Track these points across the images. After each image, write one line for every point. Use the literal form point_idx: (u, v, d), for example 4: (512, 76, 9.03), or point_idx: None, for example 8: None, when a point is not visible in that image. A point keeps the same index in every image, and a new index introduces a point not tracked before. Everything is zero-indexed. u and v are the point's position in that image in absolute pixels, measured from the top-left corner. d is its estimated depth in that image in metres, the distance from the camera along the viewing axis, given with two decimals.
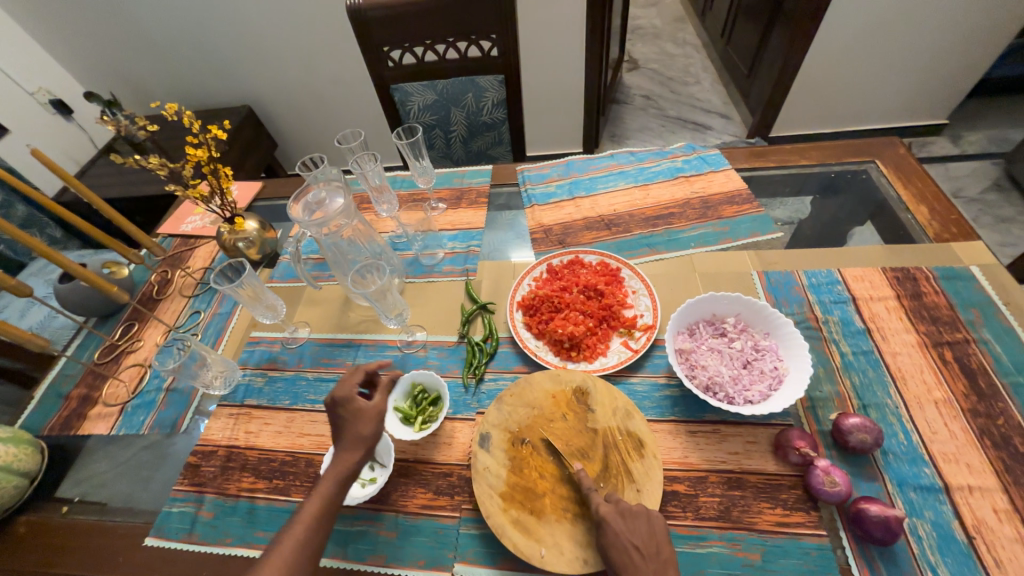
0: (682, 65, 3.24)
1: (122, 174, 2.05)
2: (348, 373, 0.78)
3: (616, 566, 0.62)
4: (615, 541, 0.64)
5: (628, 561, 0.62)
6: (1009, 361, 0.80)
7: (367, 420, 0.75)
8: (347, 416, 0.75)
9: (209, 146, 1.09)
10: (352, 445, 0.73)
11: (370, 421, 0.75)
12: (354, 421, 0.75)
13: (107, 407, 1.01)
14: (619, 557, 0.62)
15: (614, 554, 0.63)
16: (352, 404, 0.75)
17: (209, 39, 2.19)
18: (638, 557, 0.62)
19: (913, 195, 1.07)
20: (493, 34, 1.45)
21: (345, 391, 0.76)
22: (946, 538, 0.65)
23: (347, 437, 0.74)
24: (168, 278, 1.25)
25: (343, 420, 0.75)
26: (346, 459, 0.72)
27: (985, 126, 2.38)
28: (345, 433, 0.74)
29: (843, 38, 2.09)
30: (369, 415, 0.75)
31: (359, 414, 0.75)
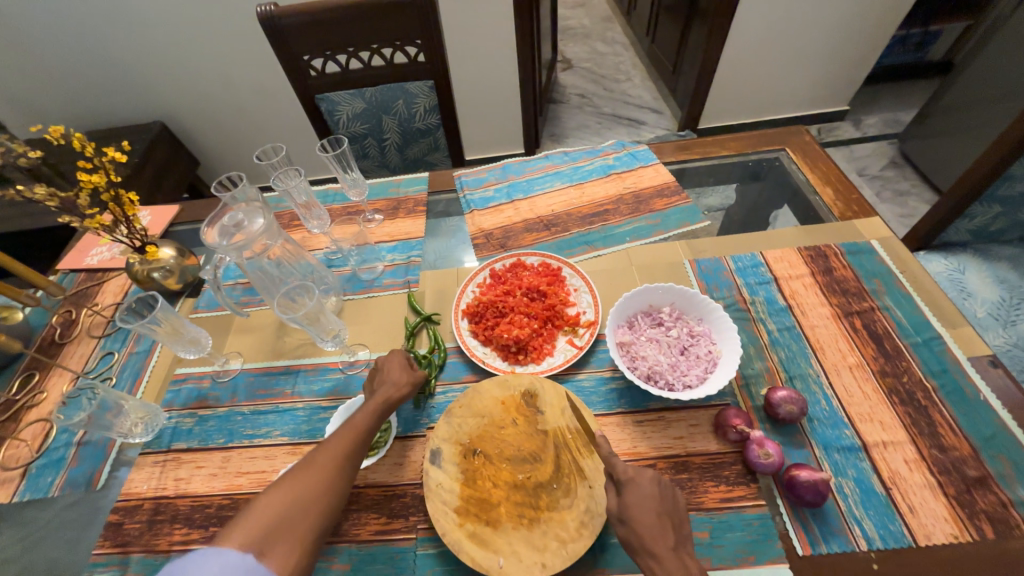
0: (613, 63, 3.35)
1: (14, 203, 1.83)
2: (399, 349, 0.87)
3: (640, 528, 0.63)
4: (642, 503, 0.64)
5: (654, 525, 0.63)
6: (908, 323, 0.89)
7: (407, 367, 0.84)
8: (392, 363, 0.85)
9: (107, 170, 0.99)
10: (394, 385, 0.81)
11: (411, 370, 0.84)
12: (395, 369, 0.84)
13: (6, 471, 0.89)
14: (644, 519, 0.63)
15: (638, 515, 0.64)
16: (398, 356, 0.86)
17: (108, 51, 2.00)
18: (663, 519, 0.64)
19: (820, 178, 1.17)
20: (419, 39, 1.43)
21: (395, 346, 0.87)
22: (868, 492, 0.71)
23: (387, 381, 0.81)
24: (73, 318, 1.12)
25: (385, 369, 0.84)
26: (384, 392, 0.79)
27: (879, 110, 2.64)
28: (385, 377, 0.83)
29: (754, 35, 2.24)
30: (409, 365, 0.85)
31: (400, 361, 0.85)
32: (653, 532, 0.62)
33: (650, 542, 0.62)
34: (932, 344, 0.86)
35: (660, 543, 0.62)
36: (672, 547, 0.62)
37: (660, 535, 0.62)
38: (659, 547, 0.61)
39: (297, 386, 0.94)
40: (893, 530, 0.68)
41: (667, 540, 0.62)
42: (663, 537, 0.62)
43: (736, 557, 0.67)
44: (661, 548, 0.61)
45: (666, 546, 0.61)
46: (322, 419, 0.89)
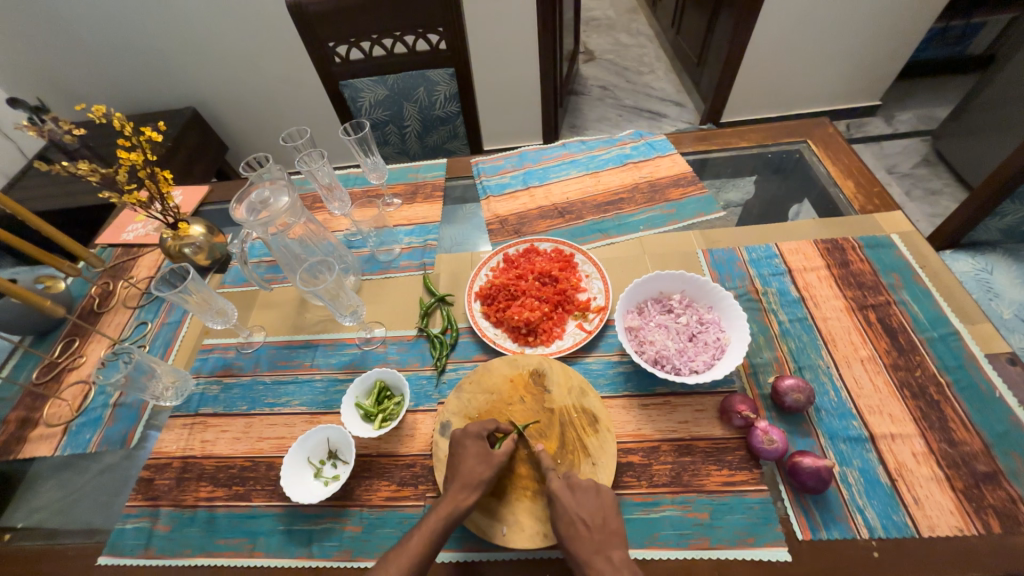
0: (636, 55, 3.30)
1: (57, 183, 1.93)
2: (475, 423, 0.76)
3: (563, 537, 0.65)
4: (563, 513, 0.66)
5: (574, 529, 0.65)
6: (925, 319, 0.88)
7: (480, 463, 0.72)
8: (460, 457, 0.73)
9: (144, 149, 1.03)
10: (462, 488, 0.70)
11: (485, 466, 0.72)
12: (469, 462, 0.72)
13: (50, 427, 0.96)
14: (566, 528, 0.65)
15: (561, 526, 0.65)
16: (470, 443, 0.74)
17: (144, 38, 2.08)
18: (586, 526, 0.65)
19: (842, 170, 1.15)
20: (440, 27, 1.45)
21: (471, 429, 0.75)
22: (872, 482, 0.71)
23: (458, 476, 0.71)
24: (111, 289, 1.19)
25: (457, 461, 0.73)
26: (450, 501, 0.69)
27: (913, 106, 2.55)
28: (455, 472, 0.72)
29: (782, 26, 2.19)
30: (483, 459, 0.72)
31: (472, 450, 0.73)
32: (574, 537, 0.64)
33: (574, 548, 0.63)
34: (949, 340, 0.84)
35: (584, 546, 0.63)
36: (595, 550, 0.63)
37: (582, 539, 0.64)
38: (581, 552, 0.63)
39: (317, 359, 0.99)
40: (896, 521, 0.68)
41: (590, 543, 0.63)
42: (585, 541, 0.64)
43: (734, 538, 0.69)
44: (584, 551, 0.63)
45: (587, 548, 0.63)
46: (339, 391, 0.93)
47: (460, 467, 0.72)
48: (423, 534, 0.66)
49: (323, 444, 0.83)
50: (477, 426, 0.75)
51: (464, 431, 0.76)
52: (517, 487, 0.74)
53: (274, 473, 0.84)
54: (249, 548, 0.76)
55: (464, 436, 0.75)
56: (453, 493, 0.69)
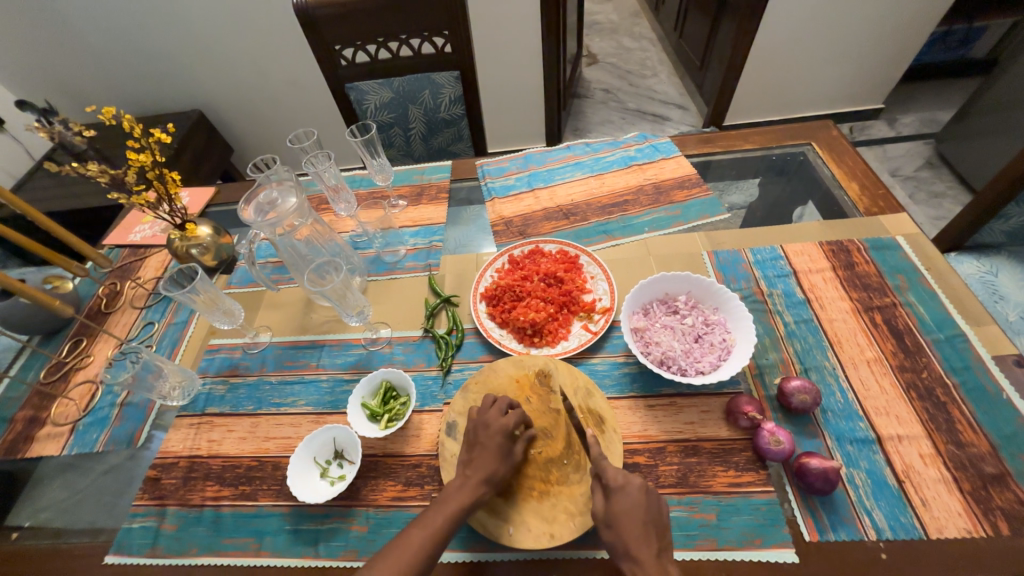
0: (638, 58, 3.32)
1: (64, 185, 1.95)
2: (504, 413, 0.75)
3: (623, 534, 0.63)
4: (631, 510, 0.64)
5: (639, 531, 0.63)
6: (931, 320, 0.88)
7: (500, 460, 0.72)
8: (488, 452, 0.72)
9: (153, 151, 1.04)
10: (482, 483, 0.70)
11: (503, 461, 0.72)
12: (491, 458, 0.71)
13: (57, 426, 0.97)
14: (630, 527, 0.63)
15: (624, 522, 0.64)
16: (495, 437, 0.72)
17: (151, 41, 2.10)
18: (648, 528, 0.63)
19: (846, 173, 1.15)
20: (446, 31, 1.46)
21: (494, 421, 0.74)
22: (879, 484, 0.71)
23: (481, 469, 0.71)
24: (117, 290, 1.20)
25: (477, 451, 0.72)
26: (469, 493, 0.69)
27: (916, 109, 2.55)
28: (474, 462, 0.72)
29: (785, 30, 2.19)
30: (502, 456, 0.72)
31: (496, 443, 0.72)
32: (636, 538, 0.63)
33: (633, 547, 0.62)
34: (955, 341, 0.84)
35: (645, 548, 0.62)
36: (655, 553, 0.62)
37: (644, 542, 0.62)
38: (641, 552, 0.62)
39: (322, 360, 0.99)
40: (904, 523, 0.67)
41: (650, 545, 0.62)
42: (647, 543, 0.62)
43: (741, 539, 0.68)
44: (645, 555, 0.61)
45: (648, 551, 0.62)
46: (345, 391, 0.93)
47: (481, 459, 0.71)
48: (442, 520, 0.67)
49: (329, 444, 0.84)
50: (505, 421, 0.74)
51: (490, 422, 0.74)
52: (524, 484, 0.74)
53: (280, 473, 0.84)
54: (256, 547, 0.76)
55: (488, 426, 0.74)
56: (471, 485, 0.70)
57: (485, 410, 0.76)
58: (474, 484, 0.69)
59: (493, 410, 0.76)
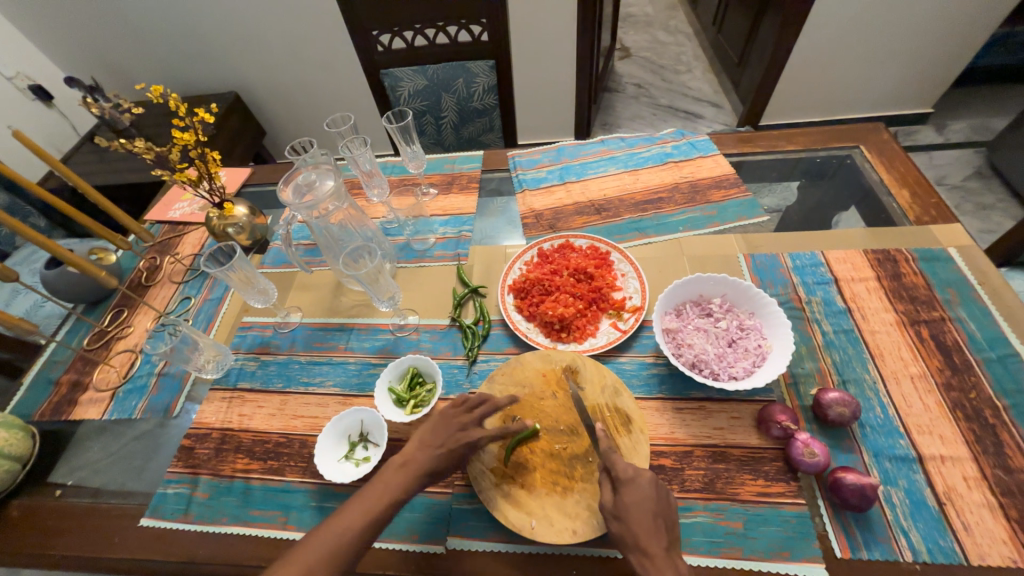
0: (674, 53, 3.23)
1: (107, 160, 2.02)
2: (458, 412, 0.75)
3: (632, 526, 0.62)
4: (639, 503, 0.63)
5: (648, 525, 0.62)
6: (982, 338, 0.83)
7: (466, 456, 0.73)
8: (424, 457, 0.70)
9: (196, 130, 1.06)
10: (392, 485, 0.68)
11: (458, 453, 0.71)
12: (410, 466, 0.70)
13: (98, 392, 1.01)
14: (638, 519, 0.62)
15: (631, 514, 0.63)
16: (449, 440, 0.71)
17: (192, 23, 2.14)
18: (658, 521, 0.62)
19: (896, 179, 1.10)
20: (484, 19, 1.44)
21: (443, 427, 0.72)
22: (918, 505, 0.68)
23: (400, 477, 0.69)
24: (157, 264, 1.24)
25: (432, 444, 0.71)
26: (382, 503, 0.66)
27: (969, 115, 2.42)
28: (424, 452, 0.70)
29: (832, 27, 2.10)
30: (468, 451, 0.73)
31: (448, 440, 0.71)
32: (647, 531, 0.61)
33: (642, 539, 0.61)
34: (1008, 362, 0.80)
35: (653, 540, 0.61)
36: (664, 548, 0.60)
37: (653, 536, 0.61)
38: (651, 545, 0.60)
39: (351, 343, 1.01)
40: (943, 546, 0.65)
41: (659, 540, 0.61)
42: (657, 537, 0.61)
43: (769, 551, 0.67)
44: (654, 548, 0.60)
45: (658, 545, 0.60)
46: (372, 374, 0.95)
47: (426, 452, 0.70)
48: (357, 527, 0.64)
49: (357, 425, 0.85)
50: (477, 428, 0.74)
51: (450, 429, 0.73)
52: (538, 476, 0.74)
53: (308, 451, 0.86)
54: (282, 521, 0.78)
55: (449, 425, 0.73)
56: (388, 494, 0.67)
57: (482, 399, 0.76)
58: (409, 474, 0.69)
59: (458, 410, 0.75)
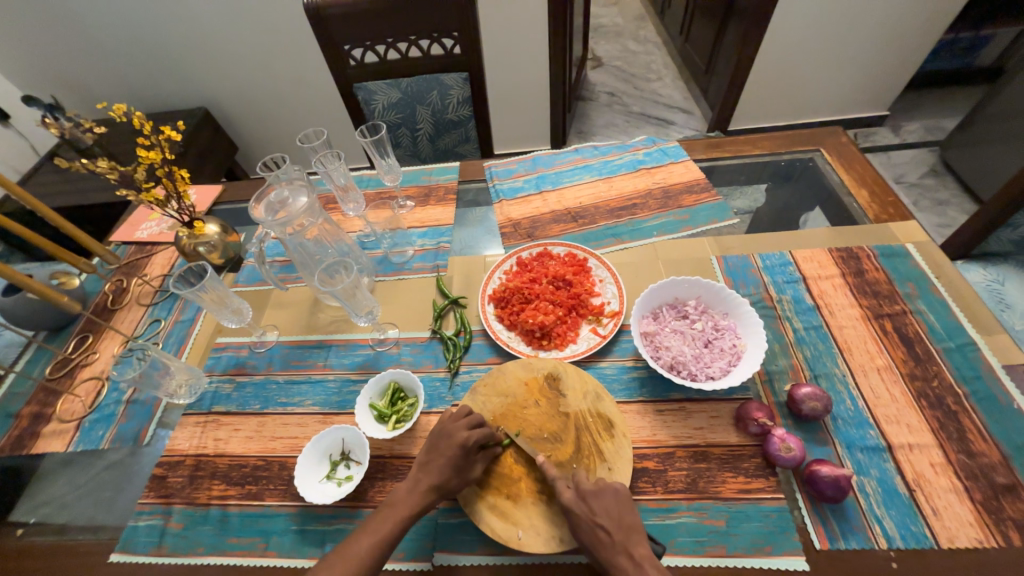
0: (644, 62, 3.32)
1: (70, 181, 1.95)
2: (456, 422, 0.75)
3: (586, 544, 0.64)
4: (581, 520, 0.65)
5: (598, 533, 0.64)
6: (941, 328, 0.87)
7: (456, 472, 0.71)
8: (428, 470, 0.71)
9: (163, 148, 1.04)
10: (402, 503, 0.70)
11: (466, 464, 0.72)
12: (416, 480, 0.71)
13: (63, 423, 0.96)
14: (586, 536, 0.64)
15: (580, 534, 0.65)
16: (452, 448, 0.72)
17: (158, 38, 2.10)
18: (608, 526, 0.64)
19: (855, 179, 1.15)
20: (455, 32, 1.46)
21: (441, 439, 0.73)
22: (891, 492, 0.71)
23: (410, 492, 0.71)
24: (124, 287, 1.20)
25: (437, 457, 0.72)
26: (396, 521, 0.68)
27: (921, 117, 2.55)
28: (431, 467, 0.71)
29: (792, 36, 2.19)
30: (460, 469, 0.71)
31: (453, 454, 0.71)
32: (599, 540, 0.63)
33: (599, 553, 0.63)
34: (966, 350, 0.84)
35: (607, 546, 0.63)
36: (621, 551, 0.62)
37: (607, 544, 0.63)
38: (608, 554, 0.62)
39: (330, 360, 0.99)
40: (915, 531, 0.67)
41: (615, 542, 0.63)
42: (607, 547, 0.63)
43: (751, 546, 0.68)
44: (609, 554, 0.62)
45: (612, 549, 0.62)
46: (352, 391, 0.93)
47: (434, 466, 0.71)
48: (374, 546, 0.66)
49: (337, 444, 0.83)
50: (465, 435, 0.72)
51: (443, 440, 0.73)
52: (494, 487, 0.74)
53: (288, 473, 0.84)
54: (262, 547, 0.76)
55: (451, 437, 0.73)
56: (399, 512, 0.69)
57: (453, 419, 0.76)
58: (421, 493, 0.70)
59: (458, 421, 0.75)
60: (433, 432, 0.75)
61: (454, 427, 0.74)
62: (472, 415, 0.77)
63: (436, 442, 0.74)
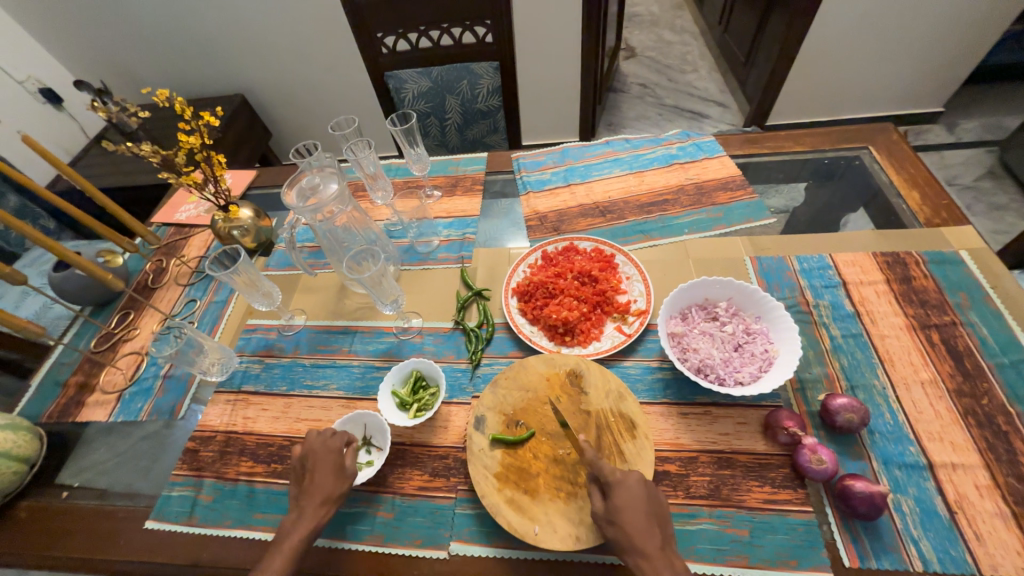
0: (679, 53, 3.21)
1: (116, 163, 2.04)
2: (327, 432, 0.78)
3: (627, 527, 0.62)
4: (631, 503, 0.64)
5: (642, 524, 0.63)
6: (995, 343, 0.82)
7: (335, 476, 0.73)
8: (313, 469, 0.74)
9: (202, 133, 1.06)
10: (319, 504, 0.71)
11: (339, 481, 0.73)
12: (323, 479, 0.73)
13: (105, 394, 1.02)
14: (632, 519, 0.63)
15: (625, 516, 0.63)
16: (326, 457, 0.75)
17: (199, 26, 2.15)
18: (651, 520, 0.63)
19: (905, 180, 1.08)
20: (488, 20, 1.44)
21: (322, 444, 0.76)
22: (929, 513, 0.67)
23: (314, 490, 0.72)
24: (163, 267, 1.25)
25: (308, 474, 0.74)
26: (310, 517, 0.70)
27: (979, 114, 2.38)
28: (309, 491, 0.72)
29: (841, 26, 2.07)
30: (338, 472, 0.74)
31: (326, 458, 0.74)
32: (640, 530, 0.62)
33: (638, 540, 0.61)
34: (1021, 367, 0.78)
35: (647, 539, 0.61)
36: (659, 546, 0.61)
37: (648, 535, 0.62)
38: (647, 545, 0.61)
39: (355, 346, 1.01)
40: (954, 556, 0.64)
41: (655, 540, 0.62)
42: (651, 537, 0.62)
43: (775, 559, 0.66)
44: (648, 546, 0.61)
45: (653, 544, 0.61)
46: (375, 378, 0.95)
47: (314, 477, 0.73)
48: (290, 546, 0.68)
49: (360, 428, 0.85)
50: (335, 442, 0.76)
51: (315, 447, 0.76)
52: (529, 484, 0.73)
53: None
54: None
55: (326, 446, 0.76)
56: (309, 513, 0.70)
57: (331, 435, 0.78)
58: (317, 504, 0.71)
59: (327, 435, 0.77)
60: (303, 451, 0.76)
61: (325, 439, 0.76)
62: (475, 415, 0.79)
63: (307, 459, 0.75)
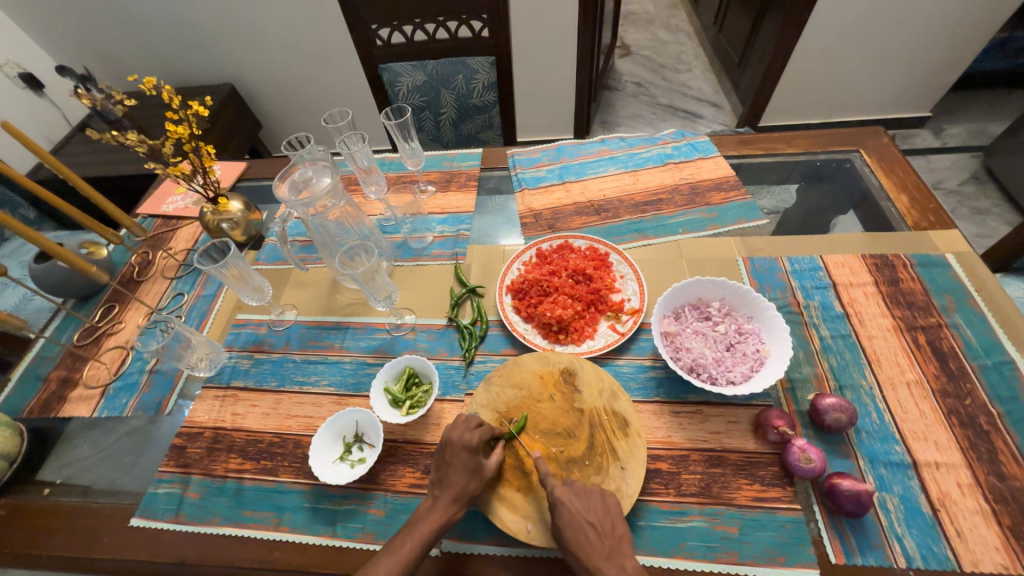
0: (673, 52, 3.22)
1: (100, 152, 1.99)
2: (465, 420, 0.75)
3: (572, 545, 0.63)
4: (574, 520, 0.65)
5: (586, 537, 0.64)
6: (978, 344, 0.84)
7: (472, 475, 0.70)
8: (449, 464, 0.71)
9: (190, 123, 1.04)
10: (454, 500, 0.69)
11: (476, 478, 0.71)
12: (458, 475, 0.70)
13: (88, 389, 0.99)
14: (574, 536, 0.64)
15: (569, 533, 0.64)
16: (460, 454, 0.71)
17: (187, 13, 2.10)
18: (596, 529, 0.64)
19: (894, 183, 1.10)
20: (484, 15, 1.43)
21: (462, 439, 0.72)
22: (913, 511, 0.69)
23: (449, 483, 0.70)
24: (149, 259, 1.23)
25: (444, 467, 0.71)
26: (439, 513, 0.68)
27: (964, 120, 2.43)
28: (444, 483, 0.70)
29: (832, 30, 2.10)
30: (475, 472, 0.71)
31: (462, 458, 0.71)
32: (585, 545, 0.63)
33: (585, 556, 0.62)
34: (1003, 368, 0.80)
35: (593, 551, 0.62)
36: (606, 556, 0.62)
37: (592, 545, 0.63)
38: (594, 560, 0.62)
39: (346, 342, 1.00)
40: (937, 552, 0.65)
41: (602, 550, 0.63)
42: (597, 548, 0.63)
43: (764, 556, 0.67)
44: (595, 557, 0.62)
45: (599, 555, 0.62)
46: (367, 374, 0.94)
47: (450, 476, 0.70)
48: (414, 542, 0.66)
49: (351, 425, 0.84)
50: (470, 436, 0.72)
51: (455, 439, 0.72)
52: (504, 479, 0.74)
53: (301, 451, 0.85)
54: (275, 522, 0.77)
55: (460, 444, 0.71)
56: (443, 505, 0.69)
57: (466, 425, 0.74)
58: (445, 503, 0.69)
59: (463, 426, 0.73)
60: (442, 441, 0.73)
61: (463, 436, 0.72)
62: (484, 423, 0.76)
63: (446, 451, 0.72)
